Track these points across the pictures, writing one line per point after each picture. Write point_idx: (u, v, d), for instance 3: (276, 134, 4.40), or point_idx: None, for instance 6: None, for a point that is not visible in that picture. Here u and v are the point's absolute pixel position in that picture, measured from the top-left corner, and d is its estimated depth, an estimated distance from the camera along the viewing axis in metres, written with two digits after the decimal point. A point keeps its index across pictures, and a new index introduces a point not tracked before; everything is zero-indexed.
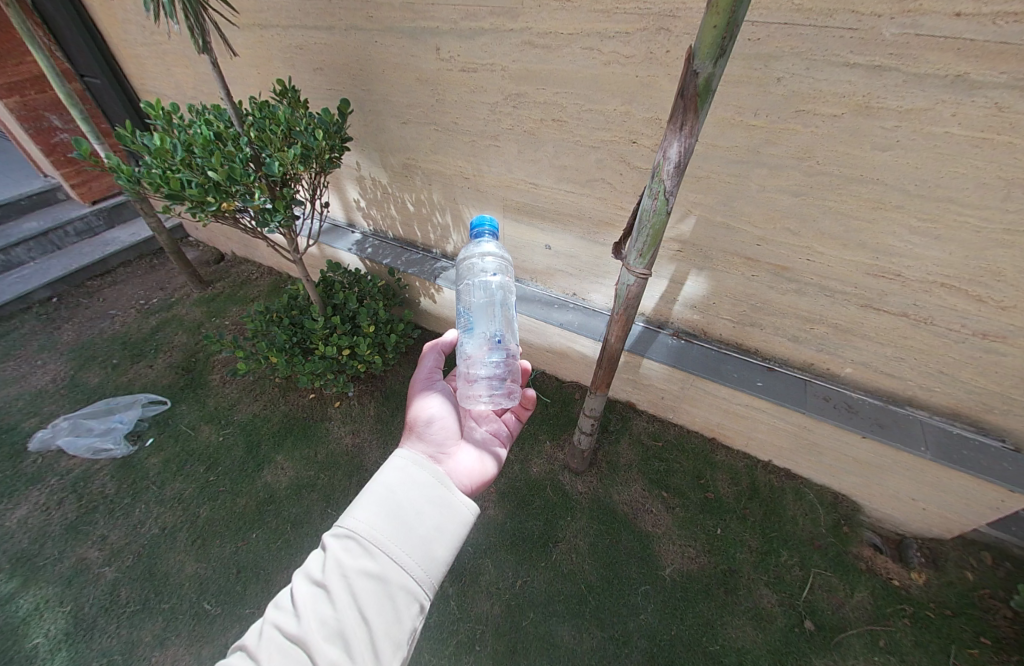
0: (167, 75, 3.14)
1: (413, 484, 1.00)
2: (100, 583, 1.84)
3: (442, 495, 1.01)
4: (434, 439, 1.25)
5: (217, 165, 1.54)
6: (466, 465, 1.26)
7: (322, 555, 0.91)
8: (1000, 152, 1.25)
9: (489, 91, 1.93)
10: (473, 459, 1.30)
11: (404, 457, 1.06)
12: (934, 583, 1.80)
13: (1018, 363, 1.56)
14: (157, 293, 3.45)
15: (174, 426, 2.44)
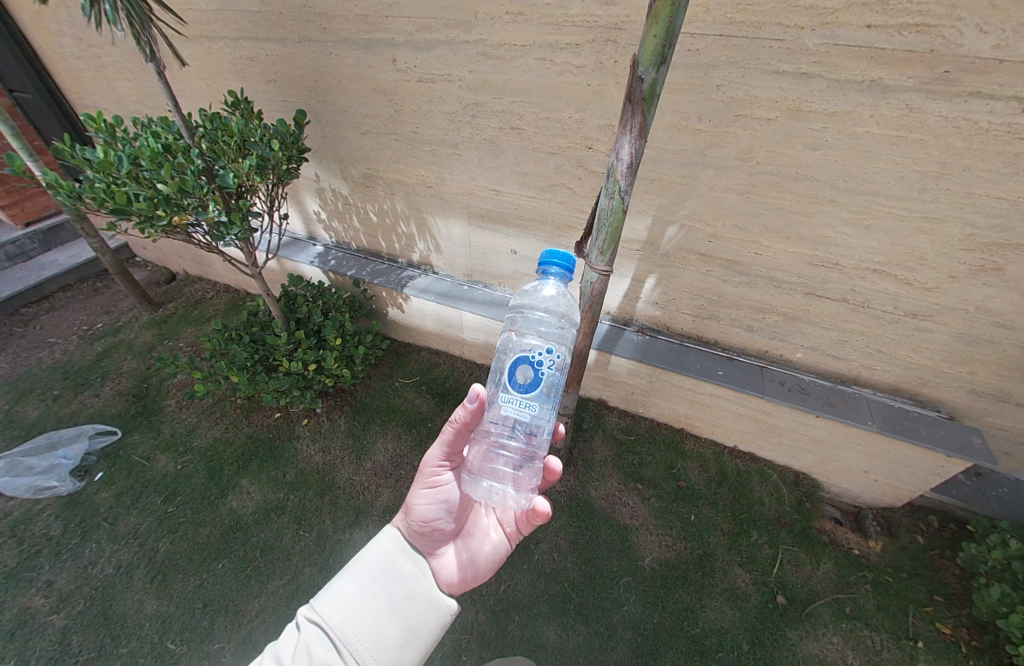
0: (107, 89, 2.99)
1: (394, 575, 1.06)
2: (47, 633, 1.69)
3: (423, 589, 1.07)
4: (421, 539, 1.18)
5: (167, 177, 1.49)
6: (453, 566, 1.17)
7: (293, 640, 0.93)
8: (913, 148, 1.40)
9: (447, 100, 1.96)
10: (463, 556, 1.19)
11: (388, 540, 1.13)
12: (889, 549, 1.94)
13: (944, 338, 1.73)
14: (102, 317, 3.24)
15: (126, 458, 2.28)
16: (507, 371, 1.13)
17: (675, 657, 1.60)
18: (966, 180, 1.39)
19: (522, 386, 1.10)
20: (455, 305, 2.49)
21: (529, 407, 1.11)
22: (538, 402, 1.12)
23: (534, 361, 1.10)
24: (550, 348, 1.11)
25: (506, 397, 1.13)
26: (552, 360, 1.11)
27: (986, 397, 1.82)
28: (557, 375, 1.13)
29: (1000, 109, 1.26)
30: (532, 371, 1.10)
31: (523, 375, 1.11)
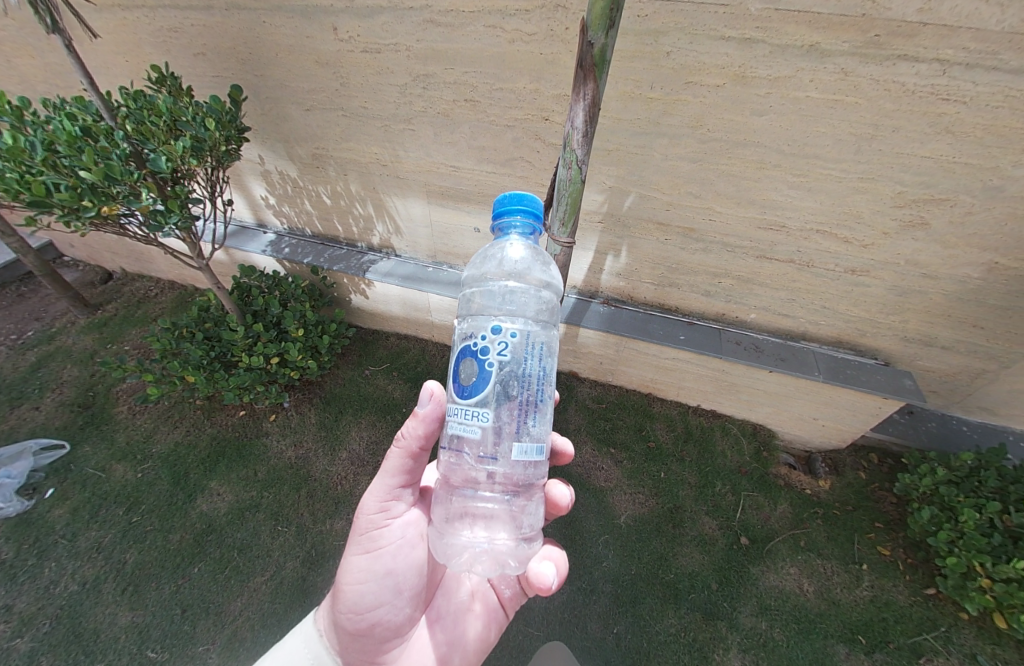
0: (6, 67, 2.64)
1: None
2: (11, 658, 1.60)
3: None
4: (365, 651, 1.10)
5: (90, 163, 1.34)
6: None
7: None
8: (848, 111, 1.48)
9: (396, 72, 1.87)
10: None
11: (306, 657, 1.13)
12: (836, 486, 2.14)
13: (880, 291, 1.88)
14: (32, 324, 2.96)
15: (79, 471, 2.14)
16: (455, 370, 0.99)
17: (652, 603, 1.73)
18: (896, 141, 1.49)
19: (470, 387, 0.93)
20: (421, 288, 2.45)
21: (478, 415, 0.92)
22: (489, 405, 0.92)
23: (479, 351, 0.94)
24: (497, 329, 0.94)
25: (457, 410, 0.95)
26: (499, 347, 0.92)
27: (916, 343, 2.00)
28: (511, 365, 0.92)
29: (925, 71, 1.34)
30: (476, 364, 0.93)
31: (468, 372, 0.94)
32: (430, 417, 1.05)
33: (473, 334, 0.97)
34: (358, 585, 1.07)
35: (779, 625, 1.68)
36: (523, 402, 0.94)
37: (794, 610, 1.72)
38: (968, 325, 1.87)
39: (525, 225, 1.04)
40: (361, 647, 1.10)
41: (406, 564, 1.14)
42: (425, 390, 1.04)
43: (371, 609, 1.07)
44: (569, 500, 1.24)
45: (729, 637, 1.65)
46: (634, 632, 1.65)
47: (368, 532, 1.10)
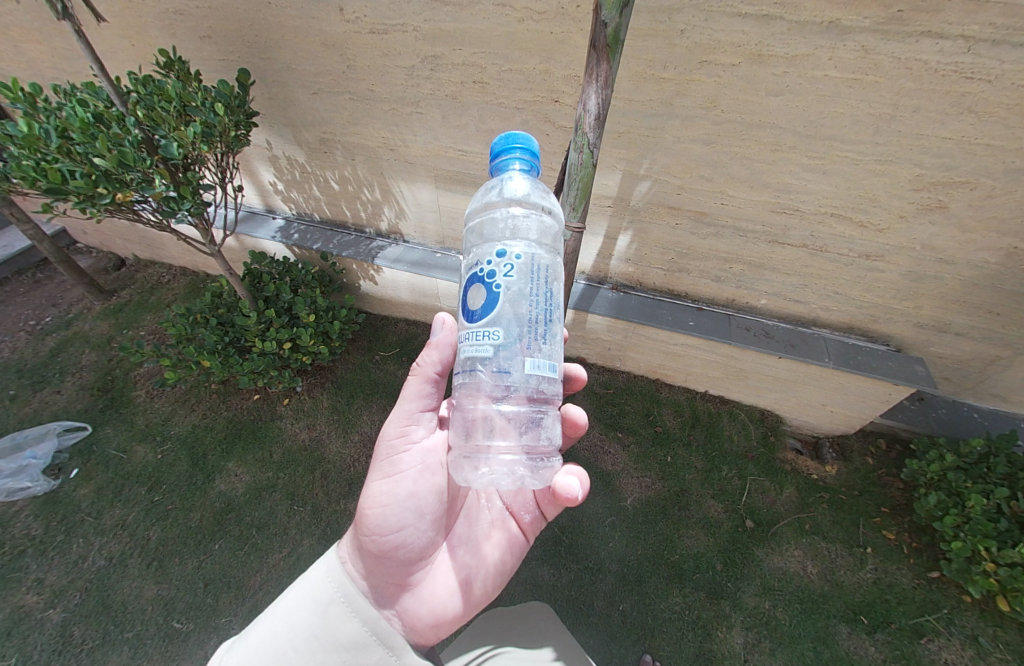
0: (14, 53, 2.64)
1: (336, 644, 0.95)
2: (46, 627, 1.69)
3: (373, 658, 0.98)
4: (391, 575, 1.09)
5: (103, 150, 1.35)
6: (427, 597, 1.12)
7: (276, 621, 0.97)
8: (868, 91, 1.44)
9: (403, 53, 1.85)
10: (442, 595, 1.14)
11: (332, 588, 1.02)
12: (843, 471, 2.15)
13: (894, 276, 1.86)
14: (49, 310, 3.02)
15: (101, 452, 2.22)
16: (463, 302, 0.96)
17: (658, 582, 1.77)
18: (917, 122, 1.45)
19: (477, 312, 0.91)
20: (430, 273, 2.46)
21: (489, 335, 0.89)
22: (501, 325, 0.89)
23: (486, 275, 0.91)
24: (501, 253, 0.91)
25: (465, 336, 0.93)
26: (505, 267, 0.90)
27: (929, 329, 1.98)
28: (518, 284, 0.89)
29: (949, 48, 1.30)
30: (484, 288, 0.91)
31: (477, 298, 0.92)
32: (446, 344, 1.11)
33: (478, 263, 0.95)
34: (382, 506, 1.09)
35: (782, 605, 1.72)
36: (533, 322, 0.91)
37: (798, 591, 1.75)
38: (984, 312, 1.85)
39: (523, 165, 0.97)
40: (386, 569, 1.09)
41: (427, 487, 1.17)
42: (437, 320, 1.10)
43: (394, 531, 1.09)
44: (585, 420, 1.28)
45: (733, 615, 1.69)
46: (639, 609, 1.70)
47: (389, 458, 1.15)
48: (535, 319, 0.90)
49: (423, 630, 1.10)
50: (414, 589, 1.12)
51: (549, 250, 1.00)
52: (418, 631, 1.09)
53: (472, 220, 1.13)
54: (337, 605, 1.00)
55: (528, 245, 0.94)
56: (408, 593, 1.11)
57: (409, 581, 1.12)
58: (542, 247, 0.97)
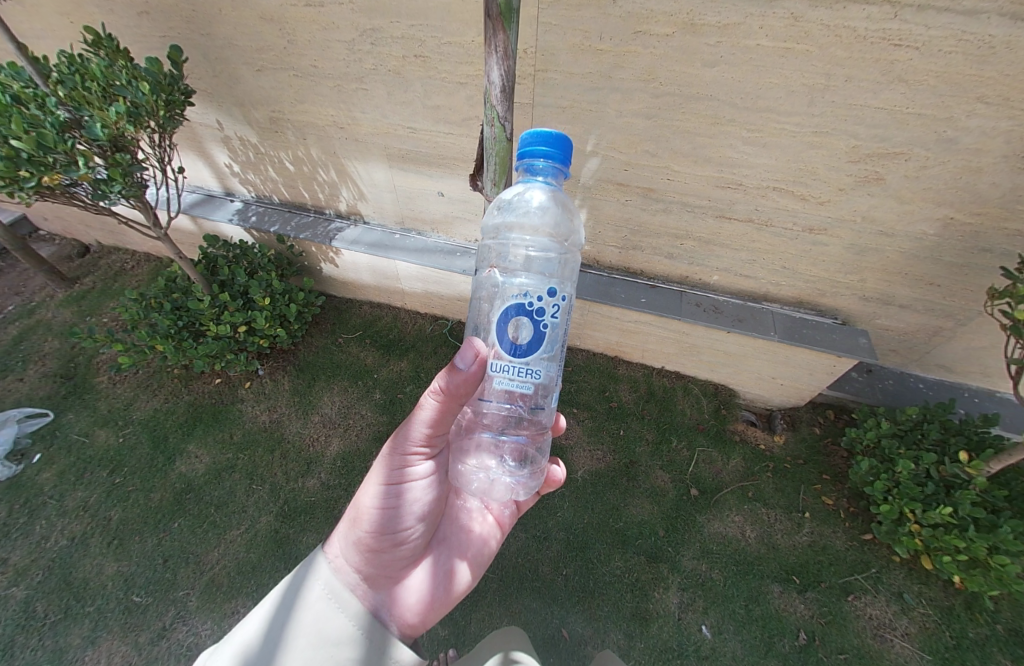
0: None
1: (324, 639, 0.96)
2: (9, 604, 1.74)
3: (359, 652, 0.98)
4: (383, 567, 1.12)
5: (20, 131, 1.33)
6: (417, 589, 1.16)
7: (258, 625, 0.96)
8: (800, 61, 1.42)
9: (342, 27, 1.80)
10: (431, 587, 1.18)
11: (317, 587, 1.04)
12: (790, 441, 2.22)
13: (837, 250, 1.88)
14: (11, 299, 2.99)
15: (64, 437, 2.24)
16: (502, 327, 1.00)
17: (601, 547, 1.84)
18: (849, 92, 1.44)
19: (521, 346, 1.00)
20: (388, 255, 2.45)
21: (531, 372, 1.01)
22: (541, 362, 1.02)
23: (534, 311, 0.98)
24: (551, 292, 0.98)
25: (504, 365, 1.01)
26: (554, 308, 0.99)
27: (874, 302, 2.01)
28: (560, 325, 1.01)
29: (875, 15, 1.28)
30: (531, 323, 0.99)
31: (523, 332, 0.99)
32: (467, 373, 1.05)
33: (524, 293, 0.98)
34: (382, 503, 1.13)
35: (718, 566, 1.80)
36: (559, 360, 1.07)
37: (734, 554, 1.83)
38: (925, 284, 1.87)
39: (545, 166, 1.00)
40: (380, 562, 1.12)
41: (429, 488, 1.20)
42: (463, 344, 1.04)
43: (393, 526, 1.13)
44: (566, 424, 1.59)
45: (670, 577, 1.77)
46: (582, 573, 1.78)
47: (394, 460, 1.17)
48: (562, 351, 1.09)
49: (413, 623, 1.12)
50: (406, 581, 1.15)
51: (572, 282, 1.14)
52: (408, 623, 1.11)
53: (496, 233, 1.30)
54: (324, 601, 1.03)
55: (568, 286, 1.04)
56: (399, 584, 1.14)
57: (399, 574, 1.15)
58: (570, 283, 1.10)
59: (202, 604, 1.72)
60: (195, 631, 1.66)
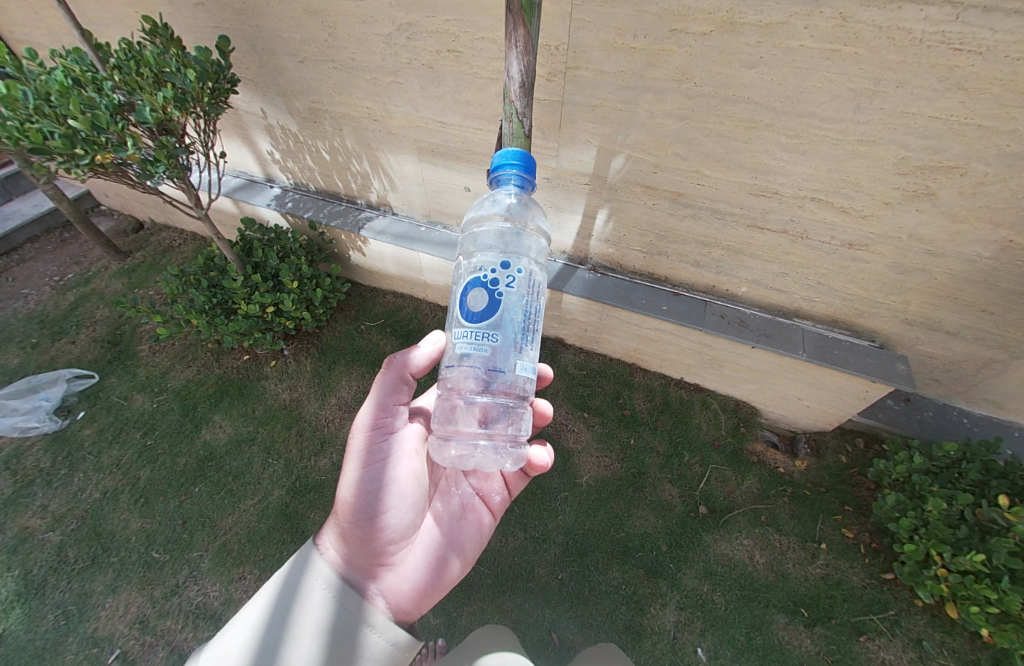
0: (35, 19, 2.76)
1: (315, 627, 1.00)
2: (46, 547, 1.90)
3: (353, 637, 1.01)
4: (373, 556, 1.15)
5: (77, 113, 1.43)
6: (408, 577, 1.18)
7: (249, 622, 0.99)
8: (848, 64, 1.33)
9: (380, 21, 1.84)
10: (422, 573, 1.21)
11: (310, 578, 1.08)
12: (813, 467, 2.10)
13: (879, 268, 1.76)
14: (72, 267, 3.26)
15: (106, 398, 2.41)
16: (463, 299, 1.05)
17: (600, 556, 1.81)
18: (901, 98, 1.33)
19: (477, 313, 1.02)
20: (412, 247, 2.49)
21: (488, 336, 1.01)
22: (500, 327, 1.01)
23: (489, 282, 1.02)
24: (505, 264, 1.02)
25: (461, 332, 1.04)
26: (508, 278, 1.01)
27: (917, 326, 1.87)
28: (518, 295, 1.02)
29: (934, 16, 1.17)
30: (487, 292, 1.01)
31: (478, 300, 1.02)
32: (431, 355, 1.29)
33: (481, 267, 1.04)
34: (366, 491, 1.17)
35: (721, 589, 1.73)
36: (524, 331, 1.04)
37: (740, 578, 1.76)
38: (977, 311, 1.71)
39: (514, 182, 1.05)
40: (370, 551, 1.15)
41: (409, 472, 1.26)
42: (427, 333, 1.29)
43: (379, 513, 1.17)
44: (552, 411, 1.39)
45: (668, 594, 1.72)
46: (577, 579, 1.76)
47: (371, 449, 1.21)
48: (526, 325, 1.05)
49: (405, 609, 1.15)
50: (397, 568, 1.18)
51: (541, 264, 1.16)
52: (401, 609, 1.14)
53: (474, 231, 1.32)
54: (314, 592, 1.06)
55: (527, 261, 1.07)
56: (389, 571, 1.16)
57: (390, 561, 1.18)
58: (538, 267, 1.12)
59: (212, 566, 1.82)
60: (204, 591, 1.75)
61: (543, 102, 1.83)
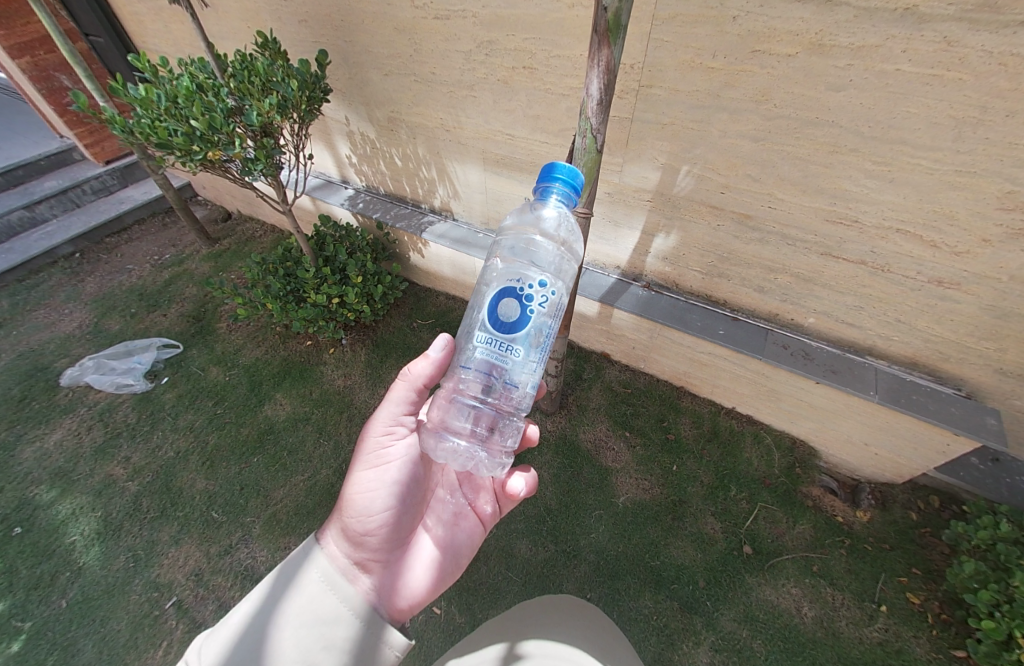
0: (166, 32, 3.18)
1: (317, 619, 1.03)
2: (125, 494, 2.13)
3: (355, 634, 1.05)
4: (372, 552, 1.17)
5: (198, 114, 1.63)
6: (405, 579, 1.19)
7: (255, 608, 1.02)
8: (950, 90, 1.24)
9: (462, 39, 1.95)
10: (418, 575, 1.22)
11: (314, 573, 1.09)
12: (877, 521, 1.92)
13: (971, 309, 1.60)
14: (169, 249, 3.67)
15: (186, 367, 2.69)
16: (493, 304, 1.07)
17: (631, 581, 1.76)
18: (1011, 128, 1.22)
19: (505, 323, 1.05)
20: (468, 251, 2.58)
21: (509, 348, 1.05)
22: (519, 343, 1.05)
23: (523, 295, 1.03)
24: (542, 282, 1.04)
25: (485, 336, 1.07)
26: (542, 297, 1.04)
27: (1014, 378, 1.67)
28: (546, 315, 1.06)
29: None
30: (519, 304, 1.03)
31: (508, 309, 1.04)
32: (440, 362, 1.22)
33: (519, 279, 1.05)
34: (367, 488, 1.20)
35: (762, 638, 1.62)
36: (537, 353, 1.09)
37: (784, 629, 1.64)
38: None
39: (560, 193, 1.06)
40: (368, 547, 1.17)
41: (411, 475, 1.29)
42: (439, 338, 1.20)
43: (379, 511, 1.19)
44: (538, 436, 1.47)
45: (703, 633, 1.63)
46: (605, 602, 1.71)
47: (374, 450, 1.26)
48: (542, 347, 1.09)
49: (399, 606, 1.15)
50: (393, 566, 1.19)
51: (569, 286, 1.19)
52: (395, 605, 1.14)
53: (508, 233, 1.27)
54: (320, 584, 1.08)
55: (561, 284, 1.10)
56: (386, 569, 1.18)
57: (387, 559, 1.19)
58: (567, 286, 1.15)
59: (262, 531, 1.96)
60: (253, 554, 1.88)
61: (612, 119, 1.85)
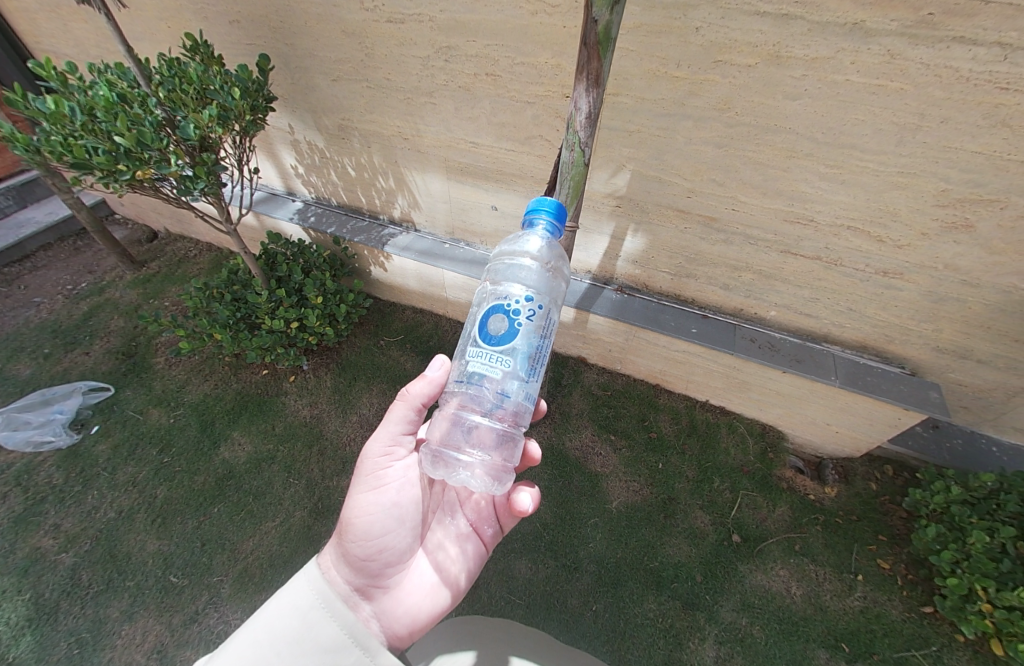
0: (64, 31, 2.78)
1: (314, 647, 0.92)
2: (58, 569, 1.83)
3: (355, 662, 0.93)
4: (371, 578, 1.10)
5: (123, 128, 1.42)
6: (405, 605, 1.12)
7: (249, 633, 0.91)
8: (892, 99, 1.34)
9: (418, 43, 1.86)
10: (419, 601, 1.15)
11: (311, 595, 0.99)
12: (844, 495, 2.08)
13: (913, 296, 1.75)
14: (86, 276, 3.22)
15: (121, 412, 2.37)
16: (482, 321, 1.03)
17: (634, 587, 1.77)
18: (944, 132, 1.34)
19: (495, 337, 1.00)
20: (435, 263, 2.48)
21: (501, 360, 0.99)
22: (512, 356, 0.99)
23: (512, 310, 1.00)
24: (529, 297, 1.02)
25: (475, 352, 1.02)
26: (531, 310, 1.01)
27: (948, 354, 1.86)
28: (536, 329, 1.02)
29: (983, 55, 1.18)
30: (508, 318, 1.00)
31: (498, 325, 1.00)
32: (438, 381, 1.18)
33: (505, 295, 1.03)
34: (365, 512, 1.12)
35: (760, 623, 1.69)
36: (531, 367, 1.01)
37: (778, 611, 1.72)
38: (1009, 340, 1.71)
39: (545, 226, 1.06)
40: (368, 573, 1.10)
41: (409, 496, 1.22)
42: (438, 359, 1.17)
43: (377, 535, 1.12)
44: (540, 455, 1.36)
45: (707, 628, 1.67)
46: (611, 612, 1.71)
47: (372, 472, 1.17)
48: (536, 362, 1.03)
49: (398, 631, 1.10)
50: (392, 591, 1.12)
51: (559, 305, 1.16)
52: (394, 632, 1.09)
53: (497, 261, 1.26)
54: (319, 610, 0.97)
55: (547, 300, 1.09)
56: (385, 594, 1.11)
57: (386, 585, 1.12)
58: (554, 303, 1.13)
59: (233, 589, 1.76)
60: (225, 618, 1.69)
61: None
